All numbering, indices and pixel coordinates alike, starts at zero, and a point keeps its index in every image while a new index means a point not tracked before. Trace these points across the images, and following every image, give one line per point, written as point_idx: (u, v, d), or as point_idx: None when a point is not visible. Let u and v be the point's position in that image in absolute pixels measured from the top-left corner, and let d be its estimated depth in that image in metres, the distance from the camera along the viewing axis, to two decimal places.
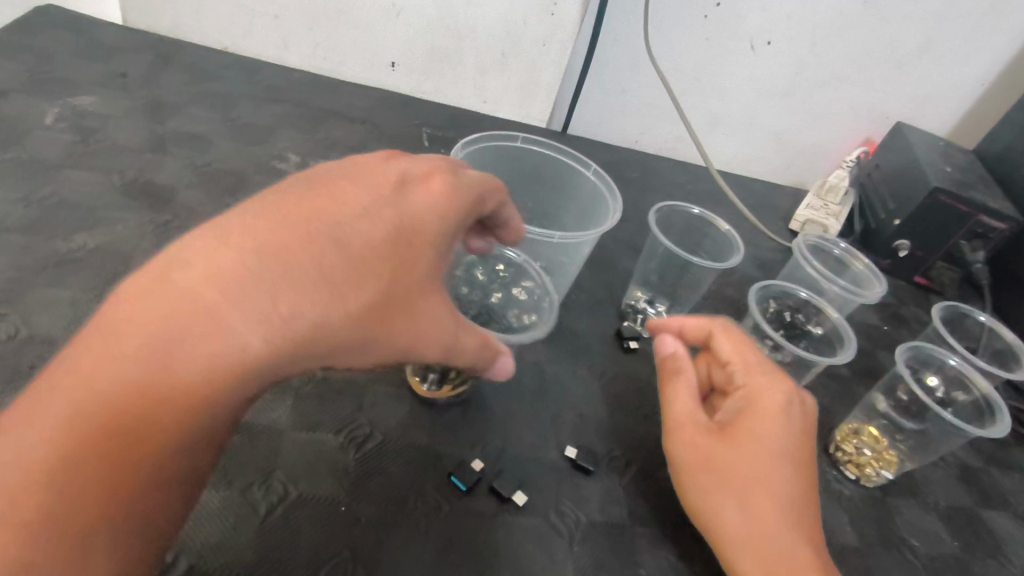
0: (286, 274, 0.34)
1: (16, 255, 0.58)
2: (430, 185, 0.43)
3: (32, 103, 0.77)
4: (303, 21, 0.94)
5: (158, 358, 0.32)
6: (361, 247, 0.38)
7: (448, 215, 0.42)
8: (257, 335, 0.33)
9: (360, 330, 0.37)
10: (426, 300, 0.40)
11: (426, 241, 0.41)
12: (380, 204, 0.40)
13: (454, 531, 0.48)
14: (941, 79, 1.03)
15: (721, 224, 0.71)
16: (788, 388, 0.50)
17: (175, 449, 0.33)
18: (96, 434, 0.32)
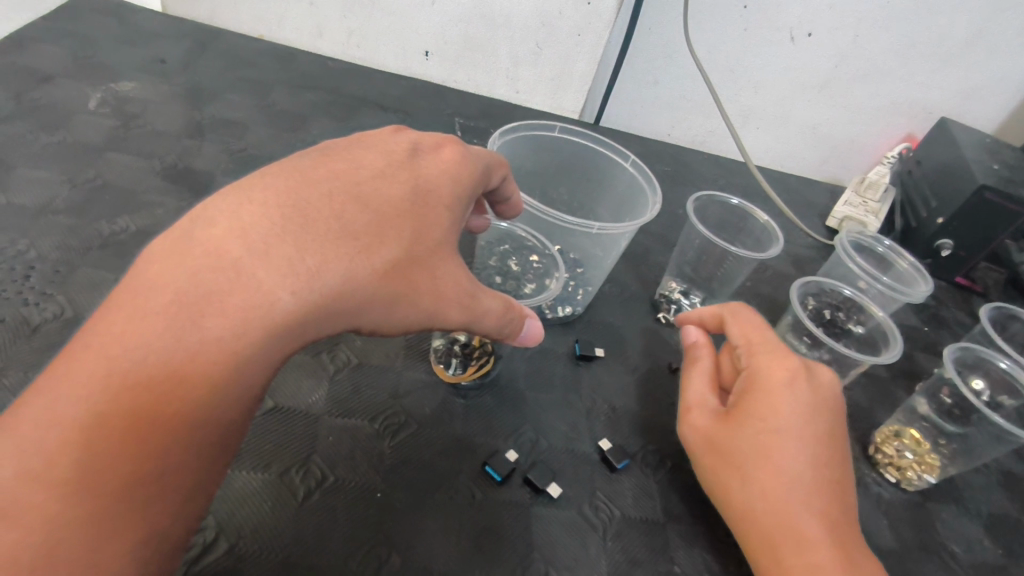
0: (310, 231, 0.34)
1: (61, 236, 0.59)
2: (440, 154, 0.44)
3: (77, 87, 0.78)
4: (338, 9, 0.94)
5: (184, 314, 0.31)
6: (380, 207, 0.38)
7: (461, 179, 0.43)
8: (285, 291, 0.32)
9: (385, 288, 0.36)
10: (446, 261, 0.40)
11: (441, 201, 0.41)
12: (393, 168, 0.40)
13: (489, 522, 0.48)
14: (990, 73, 1.00)
15: (760, 216, 0.70)
16: (792, 364, 0.47)
17: (206, 414, 0.31)
18: (117, 400, 0.29)
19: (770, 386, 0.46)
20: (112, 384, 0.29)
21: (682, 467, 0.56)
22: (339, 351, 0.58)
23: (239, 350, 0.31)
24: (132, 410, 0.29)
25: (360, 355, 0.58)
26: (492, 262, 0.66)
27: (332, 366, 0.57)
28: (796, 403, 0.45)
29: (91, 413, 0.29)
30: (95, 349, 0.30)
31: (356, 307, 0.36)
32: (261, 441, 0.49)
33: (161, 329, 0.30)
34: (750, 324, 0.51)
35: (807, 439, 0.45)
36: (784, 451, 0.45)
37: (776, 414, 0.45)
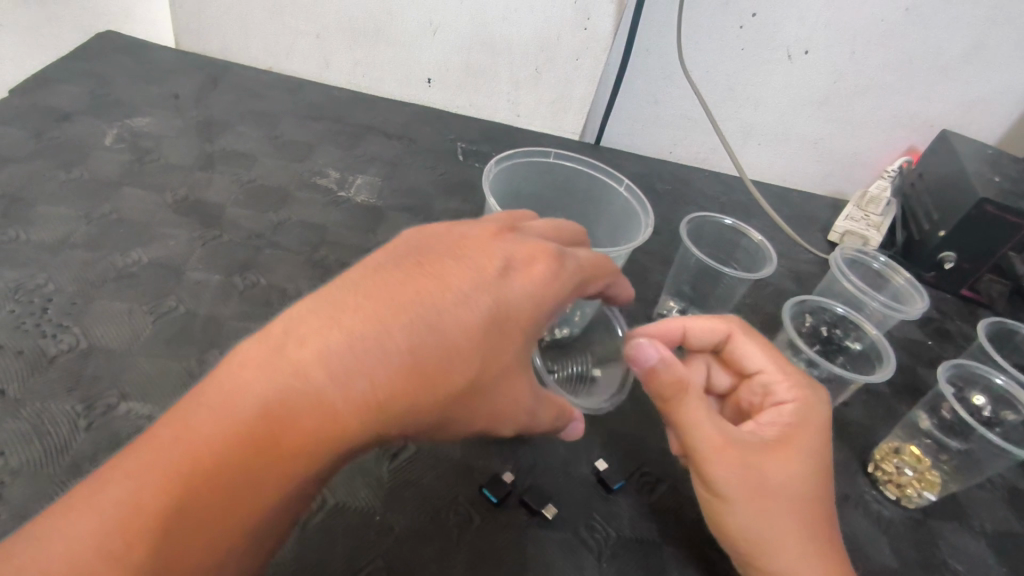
0: (389, 364, 0.34)
1: (78, 269, 0.61)
2: (533, 272, 0.41)
3: (94, 124, 0.82)
4: (343, 40, 0.98)
5: (269, 434, 0.33)
6: (462, 338, 0.37)
7: (551, 295, 0.42)
8: (361, 421, 0.34)
9: (451, 410, 0.38)
10: (517, 377, 0.40)
11: (524, 326, 0.40)
12: (481, 289, 0.38)
13: (485, 543, 0.49)
14: (990, 85, 1.00)
15: (754, 234, 0.71)
16: (819, 398, 0.50)
17: (269, 513, 0.34)
18: (200, 499, 0.32)
19: (803, 418, 0.48)
20: (193, 490, 0.32)
21: (677, 488, 0.57)
22: None
23: (312, 461, 0.34)
24: (213, 511, 0.32)
25: None
26: None
27: None
28: (817, 419, 0.49)
29: (174, 512, 0.32)
30: (179, 453, 0.32)
31: (424, 425, 0.37)
32: None
33: (242, 446, 0.32)
34: (761, 345, 0.54)
35: (823, 458, 0.48)
36: (806, 460, 0.47)
37: (801, 426, 0.48)
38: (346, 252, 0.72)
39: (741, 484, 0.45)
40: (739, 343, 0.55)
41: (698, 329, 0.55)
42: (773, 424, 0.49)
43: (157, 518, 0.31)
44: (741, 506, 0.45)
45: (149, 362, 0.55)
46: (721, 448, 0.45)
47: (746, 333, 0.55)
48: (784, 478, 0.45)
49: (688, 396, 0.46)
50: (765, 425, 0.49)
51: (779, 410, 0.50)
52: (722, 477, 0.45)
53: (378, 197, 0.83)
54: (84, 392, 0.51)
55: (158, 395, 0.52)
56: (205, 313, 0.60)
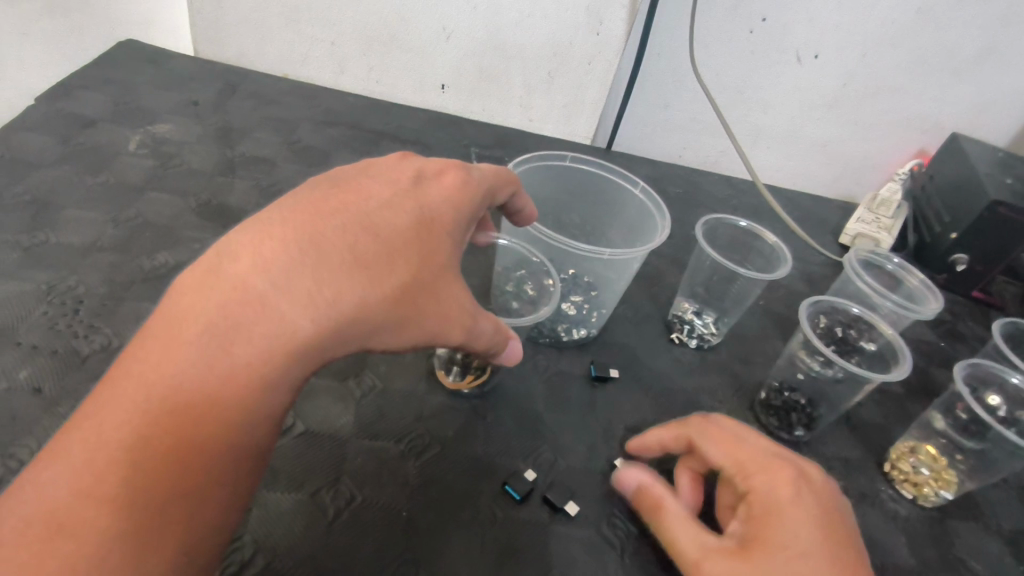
0: (322, 260, 0.37)
1: (107, 271, 0.63)
2: (442, 180, 0.46)
3: (118, 131, 0.83)
4: (359, 47, 1.00)
5: (215, 347, 0.35)
6: (389, 236, 0.40)
7: (459, 195, 0.45)
8: (302, 318, 0.36)
9: (399, 312, 0.39)
10: (453, 279, 0.43)
11: (439, 223, 0.43)
12: (398, 198, 0.43)
13: (509, 539, 0.50)
14: (1000, 87, 1.01)
15: (769, 236, 0.71)
16: (791, 476, 0.43)
17: (233, 434, 0.35)
18: (158, 425, 0.33)
19: (774, 504, 0.42)
20: (151, 417, 0.33)
21: None
22: (364, 377, 0.60)
23: (261, 368, 0.35)
24: (170, 431, 0.33)
25: (384, 379, 0.61)
26: (508, 289, 0.69)
27: (359, 391, 0.59)
28: (781, 504, 0.42)
29: (133, 440, 0.33)
30: (135, 389, 0.34)
31: (372, 327, 0.39)
32: (297, 462, 0.52)
33: (193, 366, 0.34)
34: (716, 435, 0.48)
35: (812, 542, 0.40)
36: (787, 548, 0.40)
37: (773, 513, 0.42)
38: None
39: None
40: (697, 442, 0.49)
41: (665, 439, 0.52)
42: (744, 520, 0.43)
43: (121, 451, 0.33)
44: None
45: None
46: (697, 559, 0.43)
47: (701, 427, 0.50)
48: (766, 564, 0.39)
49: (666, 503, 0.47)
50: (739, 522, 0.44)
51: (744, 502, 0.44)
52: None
53: None
54: None
55: None
56: None
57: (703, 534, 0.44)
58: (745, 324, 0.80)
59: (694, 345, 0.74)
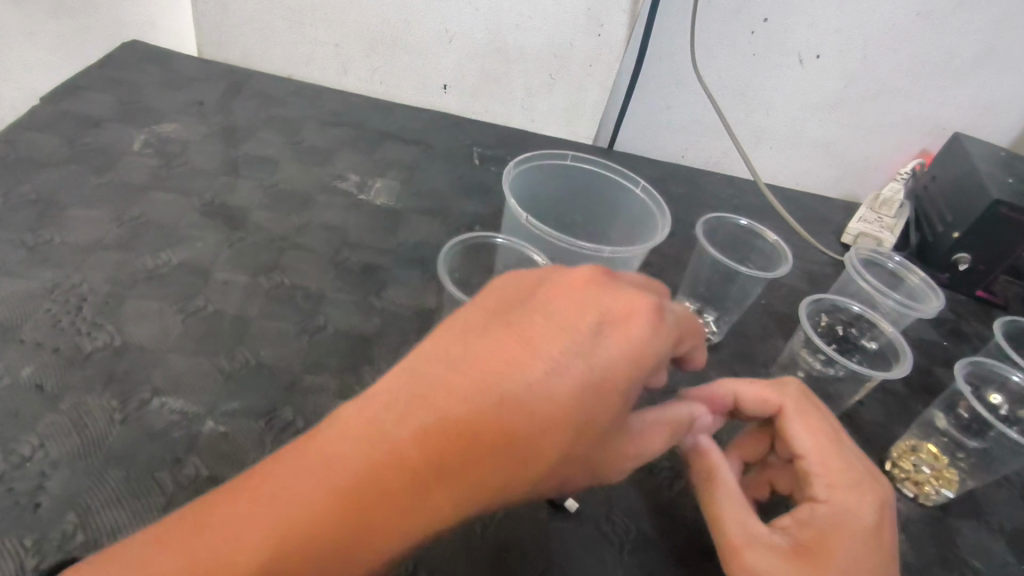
0: (484, 450, 0.34)
1: (111, 269, 0.63)
2: (628, 331, 0.37)
3: (123, 131, 0.84)
4: (361, 49, 1.00)
5: (369, 494, 0.33)
6: (555, 410, 0.35)
7: (652, 357, 0.38)
8: (462, 488, 0.34)
9: (549, 481, 0.38)
10: (614, 443, 0.40)
11: (627, 391, 0.37)
12: (591, 383, 0.36)
13: (508, 536, 0.50)
14: (1003, 87, 1.00)
15: (769, 235, 0.71)
16: (872, 504, 0.43)
17: (351, 572, 0.34)
18: (291, 547, 0.32)
19: (844, 531, 0.42)
20: (280, 547, 0.32)
21: None
22: (365, 374, 0.59)
23: (404, 530, 0.34)
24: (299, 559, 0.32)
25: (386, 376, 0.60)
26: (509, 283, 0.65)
27: (359, 386, 0.58)
28: (862, 523, 0.43)
29: (264, 556, 0.32)
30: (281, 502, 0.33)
31: (524, 492, 0.37)
32: None
33: (336, 496, 0.33)
34: (812, 429, 0.48)
35: (872, 563, 0.41)
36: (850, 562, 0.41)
37: (843, 528, 0.42)
38: (367, 254, 0.74)
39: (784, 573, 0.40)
40: (789, 424, 0.49)
41: (749, 397, 0.50)
42: (807, 522, 0.44)
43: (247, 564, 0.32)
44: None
45: (180, 359, 0.56)
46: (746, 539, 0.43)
47: (799, 410, 0.49)
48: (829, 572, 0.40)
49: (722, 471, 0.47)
50: (796, 522, 0.44)
51: (812, 507, 0.44)
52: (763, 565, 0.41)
53: (398, 201, 0.84)
54: (118, 388, 0.53)
55: (191, 391, 0.54)
56: (233, 313, 0.62)
57: (753, 523, 0.44)
58: (747, 322, 0.80)
59: None
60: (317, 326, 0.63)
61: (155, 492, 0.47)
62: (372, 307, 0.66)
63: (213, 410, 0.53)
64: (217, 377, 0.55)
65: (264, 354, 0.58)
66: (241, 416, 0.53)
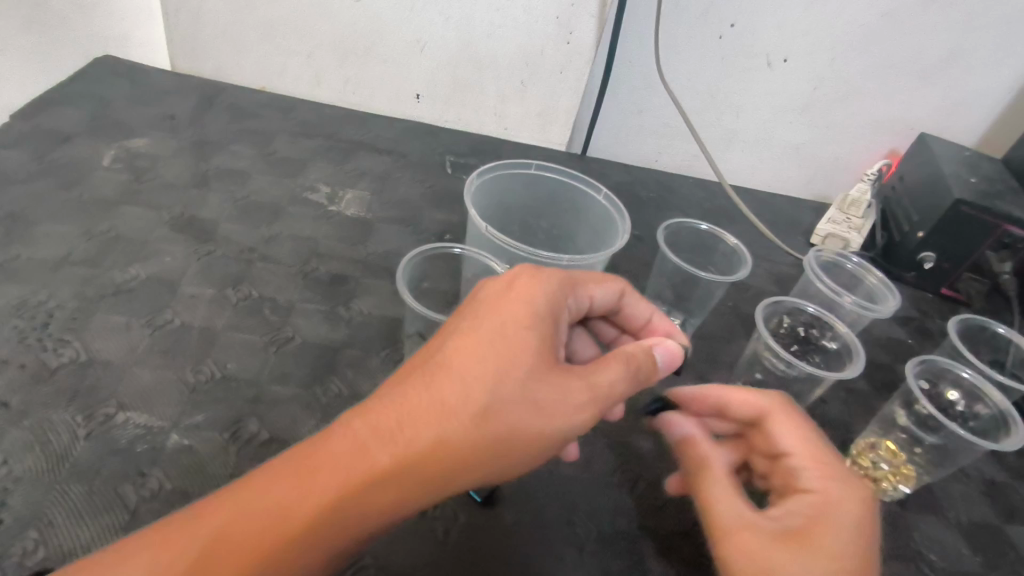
0: (407, 407, 0.40)
1: (78, 284, 0.64)
2: (515, 290, 0.46)
3: (93, 146, 0.84)
4: (334, 59, 1.01)
5: (321, 472, 0.38)
6: (464, 363, 0.41)
7: (537, 308, 0.45)
8: (391, 449, 0.39)
9: (481, 433, 0.39)
10: (547, 385, 0.41)
11: (521, 330, 0.43)
12: (486, 331, 0.43)
13: (470, 541, 0.51)
14: (966, 89, 1.03)
15: (730, 239, 0.73)
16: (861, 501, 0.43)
17: (329, 540, 0.38)
18: (278, 529, 0.37)
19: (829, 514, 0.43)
20: (247, 515, 0.38)
21: (657, 484, 0.59)
22: (331, 384, 0.60)
23: (354, 492, 0.38)
24: (287, 539, 0.37)
25: (351, 387, 0.60)
26: None
27: (325, 397, 0.59)
28: (850, 516, 0.43)
29: (258, 541, 0.37)
30: (263, 496, 0.38)
31: (458, 450, 0.39)
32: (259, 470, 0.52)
33: (303, 475, 0.38)
34: (800, 429, 0.49)
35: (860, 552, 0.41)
36: (819, 555, 0.40)
37: (818, 518, 0.43)
38: (337, 265, 0.75)
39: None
40: (771, 424, 0.50)
41: (735, 402, 0.53)
42: (796, 513, 0.44)
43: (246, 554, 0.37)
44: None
45: (145, 373, 0.57)
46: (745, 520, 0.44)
47: (786, 412, 0.50)
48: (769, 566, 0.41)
49: (705, 470, 0.49)
50: (787, 513, 0.44)
51: (803, 500, 0.45)
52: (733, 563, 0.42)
53: (368, 211, 0.85)
54: (83, 402, 0.54)
55: (156, 404, 0.55)
56: (200, 326, 0.62)
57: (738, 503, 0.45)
58: (713, 325, 0.81)
59: None
60: (284, 338, 0.63)
61: (117, 505, 0.47)
62: (340, 318, 0.67)
63: (177, 423, 0.54)
64: (183, 390, 0.56)
65: (230, 367, 0.59)
66: (205, 429, 0.54)
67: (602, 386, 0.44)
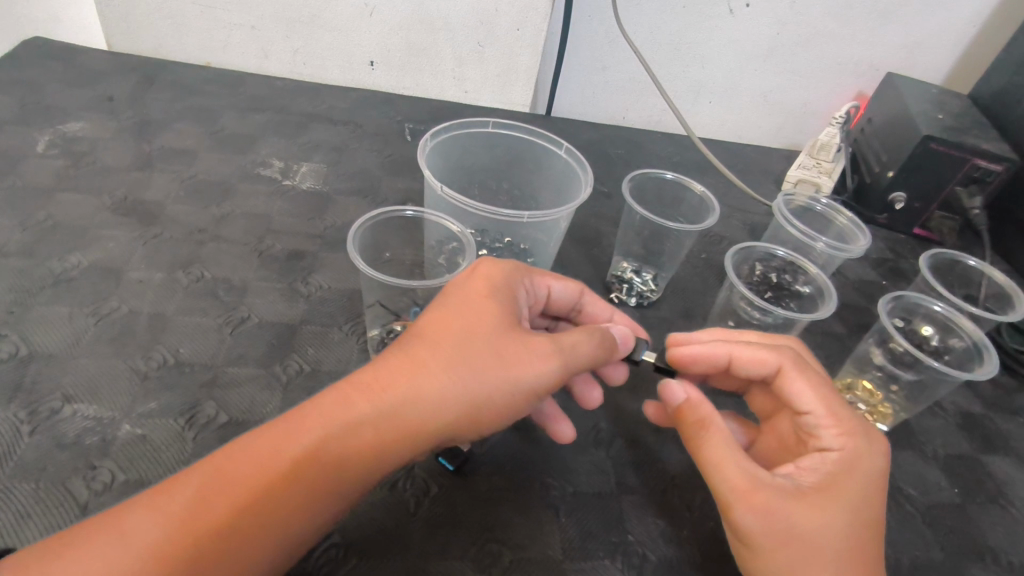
0: (379, 364, 0.39)
1: (14, 277, 0.60)
2: (479, 269, 0.45)
3: (25, 132, 0.80)
4: (278, 29, 0.96)
5: (293, 425, 0.37)
6: (430, 326, 0.40)
7: (497, 278, 0.44)
8: (362, 401, 0.37)
9: (453, 378, 0.38)
10: (511, 338, 0.40)
11: (483, 296, 0.42)
12: (452, 299, 0.42)
13: (443, 511, 0.49)
14: (930, 24, 1.01)
15: (695, 187, 0.72)
16: (882, 453, 0.44)
17: (305, 491, 0.36)
18: (249, 489, 0.35)
19: (854, 469, 0.43)
20: (219, 471, 0.36)
21: (633, 440, 0.58)
22: (290, 361, 0.58)
23: (325, 448, 0.36)
24: (258, 499, 0.35)
25: (313, 362, 0.58)
26: (440, 261, 0.65)
27: (286, 375, 0.56)
28: (873, 472, 0.43)
29: (229, 496, 0.35)
30: (238, 454, 0.36)
31: (430, 391, 0.37)
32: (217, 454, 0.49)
33: (276, 429, 0.37)
34: (817, 386, 0.47)
35: (870, 506, 0.42)
36: (834, 510, 0.41)
37: (840, 478, 0.42)
38: (293, 240, 0.72)
39: (769, 535, 0.40)
40: (788, 381, 0.48)
41: (747, 356, 0.50)
42: (815, 470, 0.43)
43: (216, 520, 0.34)
44: (772, 558, 0.41)
45: (91, 363, 0.54)
46: (752, 483, 0.41)
47: (800, 369, 0.48)
48: (786, 522, 0.40)
49: (706, 435, 0.44)
50: (803, 470, 0.44)
51: (823, 458, 0.44)
52: (745, 523, 0.41)
53: (325, 183, 0.82)
54: (25, 398, 0.51)
55: (105, 395, 0.52)
56: (149, 312, 0.60)
57: (753, 466, 0.42)
58: (686, 278, 0.80)
59: (633, 303, 0.73)
60: (239, 318, 0.61)
61: (67, 501, 0.45)
62: (298, 295, 0.65)
63: (129, 412, 0.51)
64: (133, 379, 0.54)
65: (183, 352, 0.57)
66: (159, 416, 0.51)
67: (568, 348, 0.42)
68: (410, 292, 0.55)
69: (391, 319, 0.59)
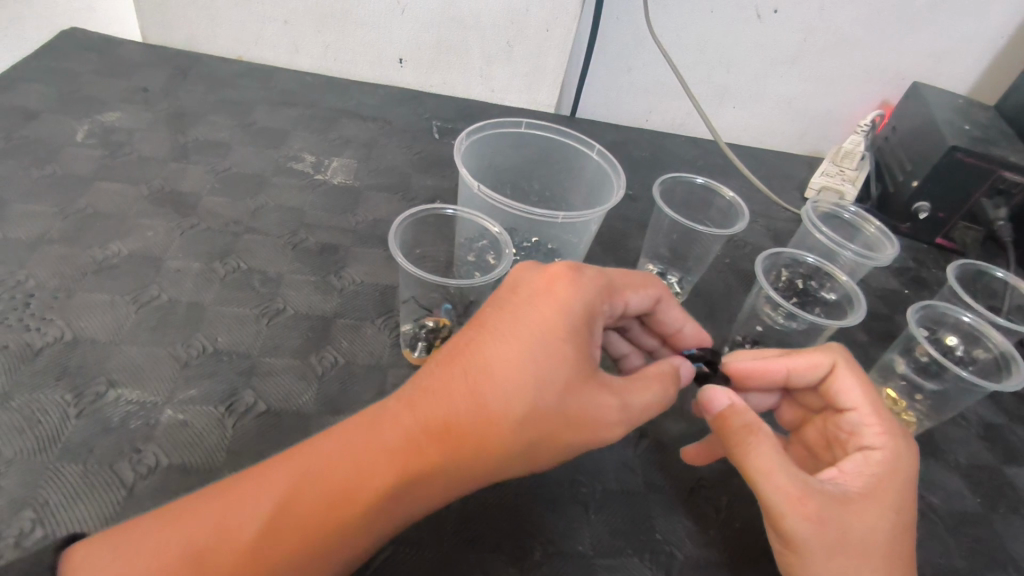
0: (450, 412, 0.38)
1: (56, 264, 0.62)
2: (555, 292, 0.41)
3: (64, 122, 0.81)
4: (310, 25, 0.97)
5: (364, 470, 0.37)
6: (505, 371, 0.38)
7: (578, 313, 0.41)
8: (433, 453, 0.37)
9: (523, 435, 0.38)
10: (585, 394, 0.39)
11: (562, 338, 0.39)
12: (529, 338, 0.39)
13: (475, 503, 0.50)
14: (959, 33, 1.01)
15: (724, 191, 0.73)
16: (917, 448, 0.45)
17: (372, 528, 0.37)
18: (321, 528, 0.36)
19: (896, 469, 0.44)
20: (290, 506, 0.36)
21: (660, 440, 0.59)
22: (326, 353, 0.59)
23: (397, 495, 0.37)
24: (336, 536, 0.36)
25: (347, 354, 0.59)
26: (471, 259, 0.66)
27: (321, 367, 0.57)
28: (910, 468, 0.44)
29: (302, 536, 0.35)
30: (307, 488, 0.36)
31: (499, 443, 0.38)
32: (256, 441, 0.51)
33: (346, 470, 0.37)
34: (862, 386, 0.48)
35: (911, 504, 0.43)
36: (881, 511, 0.42)
37: (885, 479, 0.43)
38: (326, 234, 0.73)
39: (823, 541, 0.41)
40: (836, 381, 0.49)
41: (798, 365, 0.51)
42: (857, 473, 0.44)
43: (288, 556, 0.35)
44: (823, 564, 0.41)
45: (134, 350, 0.56)
46: (802, 484, 0.41)
47: (848, 368, 0.49)
48: (839, 529, 0.41)
49: (754, 440, 0.43)
50: (846, 473, 0.44)
51: (866, 458, 0.45)
52: (798, 531, 0.41)
53: (356, 178, 0.83)
54: (71, 381, 0.52)
55: (147, 381, 0.53)
56: (187, 301, 0.61)
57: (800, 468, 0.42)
58: (710, 282, 0.80)
59: None
60: (275, 309, 0.62)
61: (113, 482, 0.46)
62: (332, 289, 0.66)
63: (171, 398, 0.52)
64: (174, 366, 0.55)
65: (221, 341, 0.58)
66: (199, 402, 0.53)
67: (635, 403, 0.42)
68: (444, 288, 0.56)
69: (424, 314, 0.60)
